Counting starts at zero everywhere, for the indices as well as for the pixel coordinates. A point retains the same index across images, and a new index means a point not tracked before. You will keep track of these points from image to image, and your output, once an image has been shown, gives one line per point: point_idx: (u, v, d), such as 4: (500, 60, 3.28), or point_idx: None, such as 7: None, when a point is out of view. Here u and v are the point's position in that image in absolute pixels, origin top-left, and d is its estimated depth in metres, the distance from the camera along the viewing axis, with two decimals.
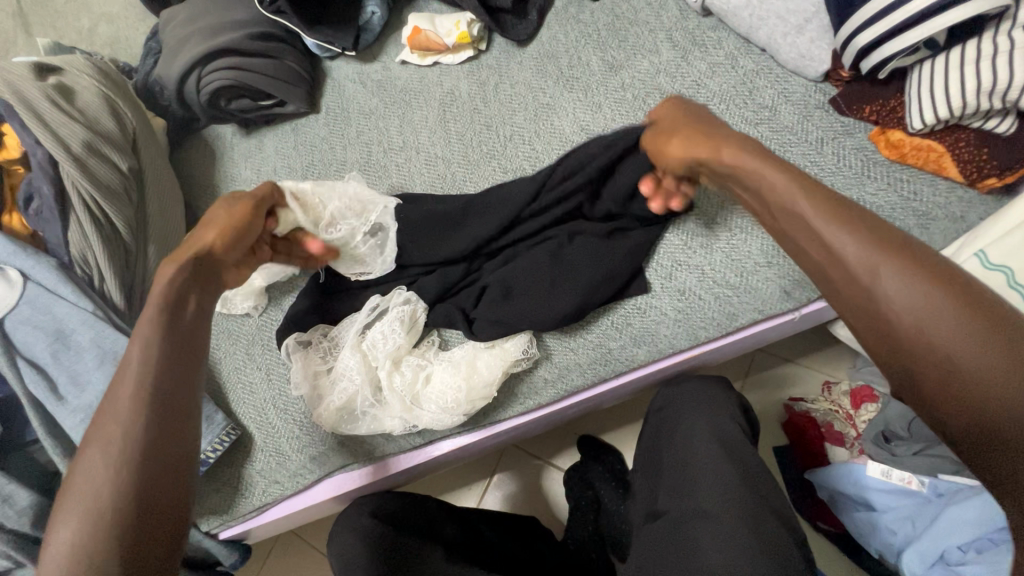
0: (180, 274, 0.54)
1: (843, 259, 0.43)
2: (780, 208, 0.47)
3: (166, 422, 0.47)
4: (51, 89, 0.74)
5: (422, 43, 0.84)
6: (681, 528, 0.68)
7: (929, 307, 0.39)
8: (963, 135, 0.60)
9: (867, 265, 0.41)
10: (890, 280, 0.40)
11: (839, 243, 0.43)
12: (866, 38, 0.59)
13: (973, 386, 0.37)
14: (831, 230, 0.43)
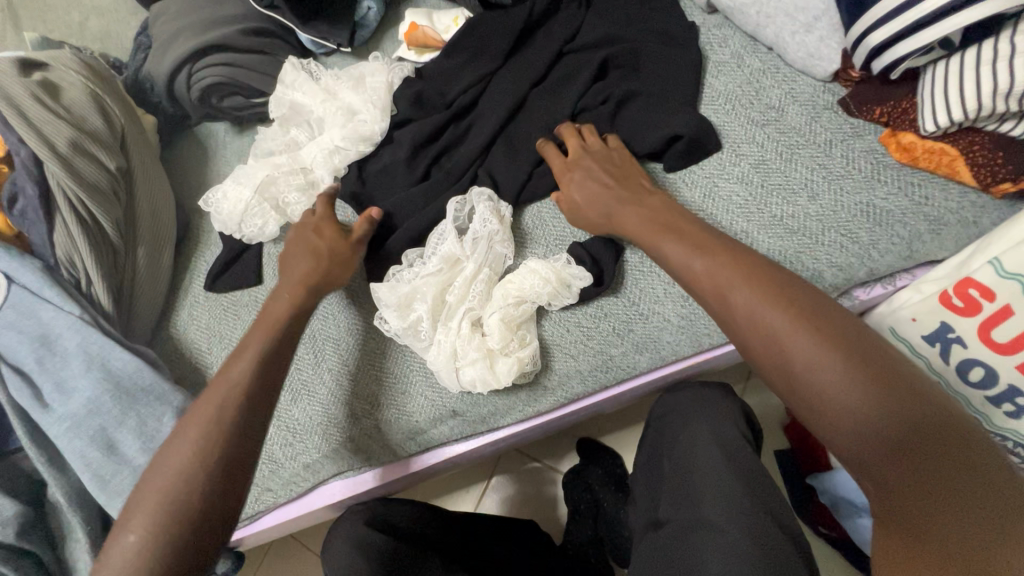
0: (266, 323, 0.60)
1: (771, 334, 0.44)
2: (720, 288, 0.49)
3: (232, 474, 0.50)
4: (35, 86, 0.72)
5: (420, 39, 0.83)
6: (683, 538, 0.67)
7: (838, 385, 0.41)
8: (977, 139, 0.58)
9: (786, 344, 0.43)
10: (818, 360, 0.42)
11: (765, 319, 0.45)
12: (878, 37, 0.57)
13: (899, 461, 0.38)
14: (762, 307, 0.46)
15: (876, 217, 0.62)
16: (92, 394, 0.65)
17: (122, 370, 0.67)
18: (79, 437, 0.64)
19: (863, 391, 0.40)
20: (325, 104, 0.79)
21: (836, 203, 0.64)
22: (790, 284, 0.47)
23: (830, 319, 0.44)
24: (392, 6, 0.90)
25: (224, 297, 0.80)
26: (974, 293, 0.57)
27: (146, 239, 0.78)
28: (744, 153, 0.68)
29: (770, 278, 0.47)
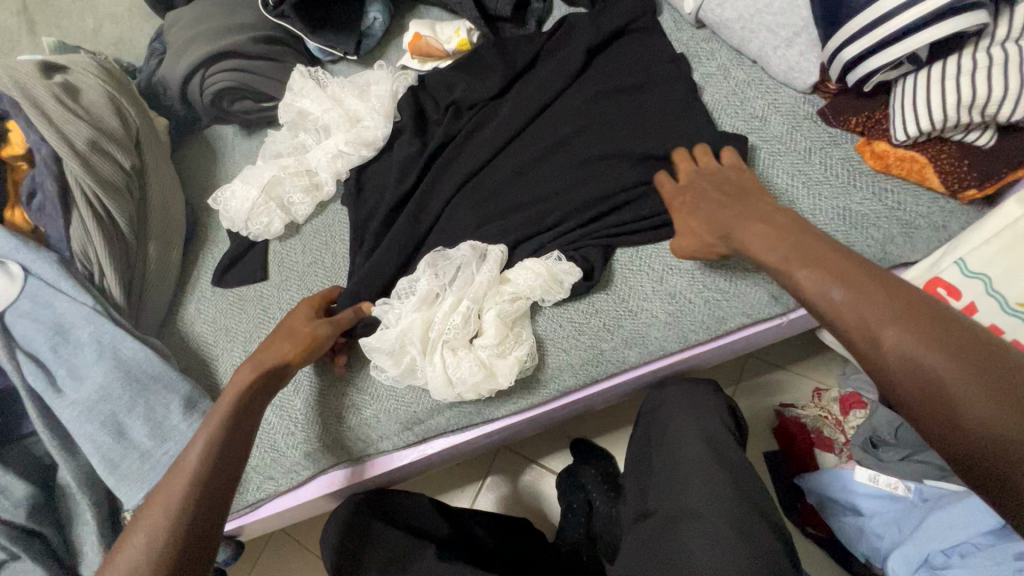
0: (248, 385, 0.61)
1: (936, 378, 0.43)
2: (868, 324, 0.46)
3: (203, 528, 0.53)
4: (56, 87, 0.75)
5: (423, 49, 0.87)
6: (669, 527, 0.70)
7: (1015, 434, 0.40)
8: (945, 148, 0.62)
9: (953, 388, 0.42)
10: (987, 406, 0.41)
11: (930, 363, 0.43)
12: (852, 51, 0.61)
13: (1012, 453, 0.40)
14: (925, 349, 0.44)
15: (852, 220, 0.66)
16: (103, 381, 0.67)
17: (133, 359, 0.70)
18: (90, 422, 0.66)
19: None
20: (331, 110, 0.83)
21: (815, 207, 0.67)
22: (945, 321, 0.45)
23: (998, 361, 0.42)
24: (396, 17, 0.95)
25: (231, 292, 0.83)
26: (941, 291, 0.60)
27: (157, 236, 0.82)
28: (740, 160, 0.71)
29: (929, 315, 0.45)
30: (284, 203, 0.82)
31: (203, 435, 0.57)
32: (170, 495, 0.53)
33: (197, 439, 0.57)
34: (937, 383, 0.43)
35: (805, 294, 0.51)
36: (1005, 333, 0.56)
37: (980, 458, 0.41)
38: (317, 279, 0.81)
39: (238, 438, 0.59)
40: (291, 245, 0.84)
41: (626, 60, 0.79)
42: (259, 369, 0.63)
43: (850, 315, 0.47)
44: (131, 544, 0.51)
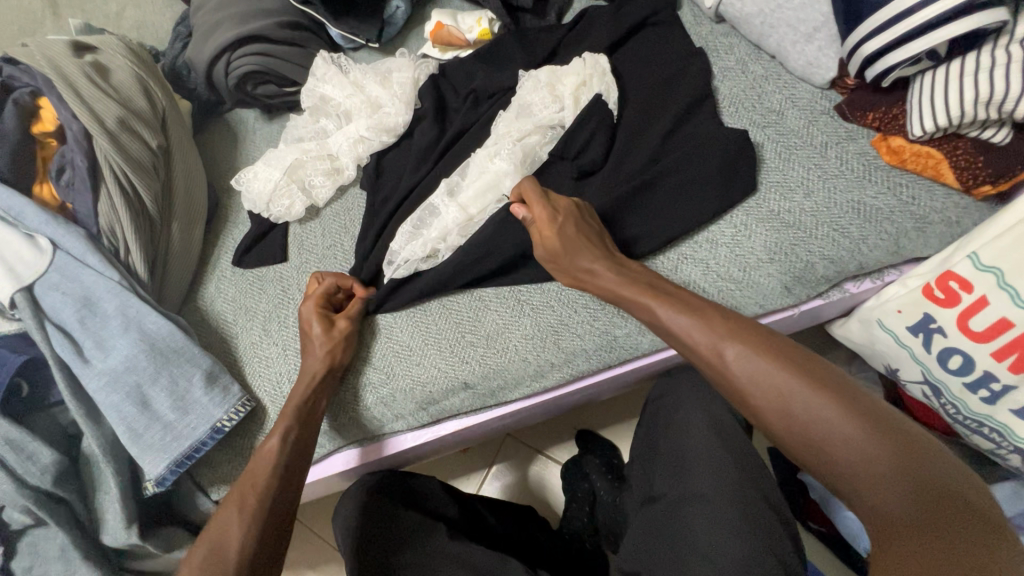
0: (301, 391, 0.69)
1: (776, 384, 0.52)
2: (714, 349, 0.56)
3: (285, 495, 0.63)
4: (87, 66, 0.77)
5: (445, 37, 0.88)
6: (676, 510, 0.71)
7: (839, 431, 0.48)
8: (960, 144, 0.63)
9: (791, 395, 0.51)
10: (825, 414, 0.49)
11: (769, 373, 0.52)
12: (872, 46, 0.62)
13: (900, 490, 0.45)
14: (758, 361, 0.53)
15: (866, 214, 0.67)
16: (128, 352, 0.69)
17: (157, 333, 0.71)
18: (114, 392, 0.68)
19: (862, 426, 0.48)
20: (352, 96, 0.84)
21: (829, 200, 0.68)
22: (765, 336, 0.56)
23: (818, 372, 0.52)
24: (417, 6, 0.96)
25: (250, 272, 0.85)
26: (953, 284, 0.61)
27: (180, 215, 0.83)
28: (761, 155, 0.72)
29: (753, 333, 0.56)
30: (305, 185, 0.83)
31: (278, 430, 0.66)
32: (257, 479, 0.63)
33: (273, 434, 0.66)
34: (783, 397, 0.51)
35: (669, 331, 0.60)
36: (1013, 326, 0.58)
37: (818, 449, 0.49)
38: (336, 262, 0.83)
39: (307, 424, 0.69)
40: (310, 227, 0.86)
41: (645, 53, 0.80)
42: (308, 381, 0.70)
43: (699, 340, 0.57)
44: (221, 521, 0.60)
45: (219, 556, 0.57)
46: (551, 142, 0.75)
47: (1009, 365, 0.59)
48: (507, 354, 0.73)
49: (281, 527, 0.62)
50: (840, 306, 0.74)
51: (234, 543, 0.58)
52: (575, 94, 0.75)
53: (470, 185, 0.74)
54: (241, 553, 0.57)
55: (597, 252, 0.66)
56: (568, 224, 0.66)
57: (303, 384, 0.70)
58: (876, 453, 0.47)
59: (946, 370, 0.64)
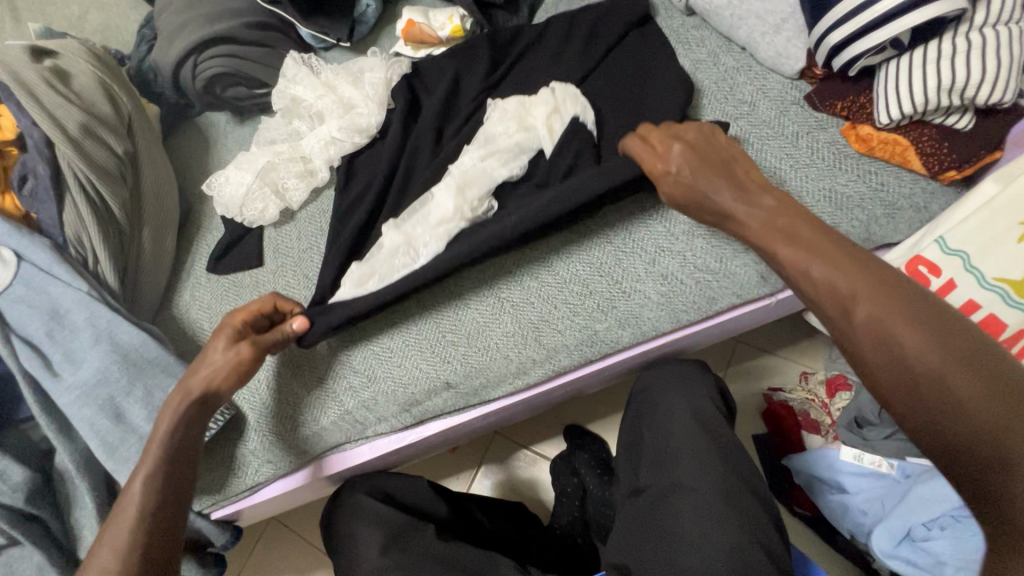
0: (170, 424, 0.62)
1: (899, 339, 0.43)
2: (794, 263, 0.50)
3: (162, 530, 0.56)
4: (46, 72, 0.75)
5: (416, 35, 0.87)
6: (660, 502, 0.71)
7: (923, 353, 0.42)
8: (925, 131, 0.64)
9: (922, 352, 0.42)
10: (910, 335, 0.43)
11: (900, 325, 0.43)
12: (838, 36, 0.63)
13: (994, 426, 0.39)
14: (893, 308, 0.44)
15: (838, 202, 0.68)
16: (100, 364, 0.68)
17: (129, 343, 0.70)
18: (87, 405, 0.67)
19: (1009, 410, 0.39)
20: (324, 96, 0.83)
21: (802, 188, 0.69)
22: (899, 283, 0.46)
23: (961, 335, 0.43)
24: (388, 4, 0.95)
25: (226, 278, 0.84)
26: (922, 269, 0.61)
27: (151, 221, 0.81)
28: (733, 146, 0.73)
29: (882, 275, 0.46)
30: (278, 188, 0.81)
31: (140, 471, 0.59)
32: (123, 533, 0.55)
33: (137, 474, 0.59)
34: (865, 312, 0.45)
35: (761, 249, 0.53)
36: (981, 307, 0.59)
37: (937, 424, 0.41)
38: (314, 265, 0.81)
39: (184, 451, 0.62)
40: (286, 231, 0.84)
41: (617, 46, 0.80)
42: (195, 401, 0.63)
43: (817, 279, 0.48)
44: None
45: None
46: (507, 165, 0.73)
47: None
48: (488, 352, 0.73)
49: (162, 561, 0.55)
50: None
51: None
52: (548, 123, 0.73)
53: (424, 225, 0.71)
54: None
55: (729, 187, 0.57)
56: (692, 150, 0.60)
57: (173, 411, 0.63)
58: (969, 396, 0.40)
59: None
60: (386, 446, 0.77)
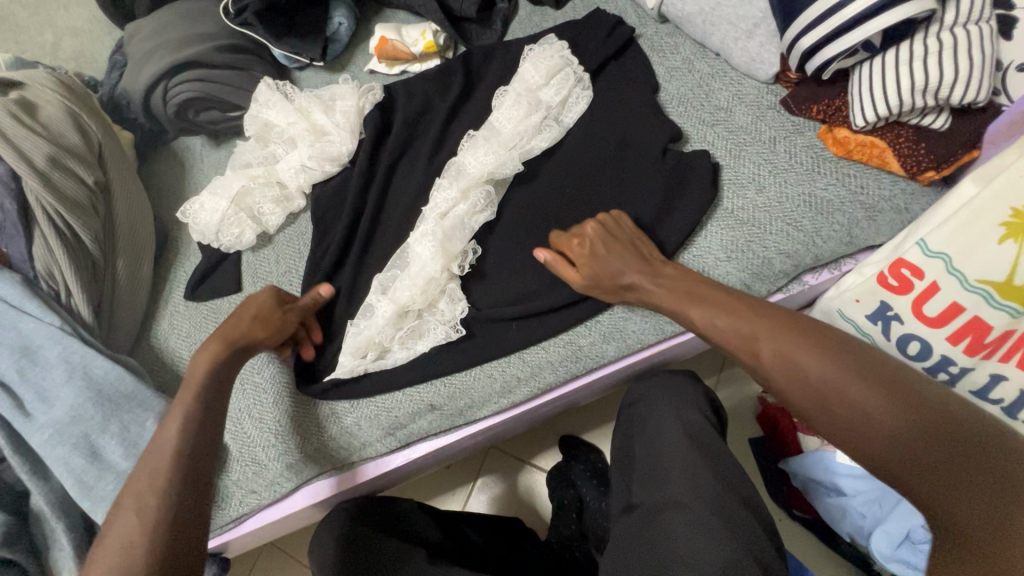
0: (206, 363, 0.62)
1: (817, 384, 0.48)
2: (751, 342, 0.53)
3: (196, 473, 0.54)
4: (12, 104, 0.74)
5: (390, 52, 0.86)
6: (653, 519, 0.70)
7: (880, 420, 0.44)
8: (903, 132, 0.63)
9: (844, 389, 0.46)
10: (871, 404, 0.45)
11: (810, 373, 0.48)
12: (809, 41, 0.62)
13: (966, 487, 0.39)
14: (798, 356, 0.50)
15: (817, 207, 0.67)
16: (74, 402, 0.66)
17: (104, 378, 0.68)
18: (61, 445, 0.65)
19: (925, 438, 0.41)
20: (298, 119, 0.82)
21: (782, 194, 0.68)
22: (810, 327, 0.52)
23: (881, 370, 0.47)
24: (361, 22, 0.94)
25: (204, 304, 0.82)
26: (905, 272, 0.60)
27: (126, 251, 0.80)
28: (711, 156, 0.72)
29: (788, 324, 0.53)
30: (254, 213, 0.81)
31: (176, 413, 0.57)
32: (154, 474, 0.52)
33: (170, 416, 0.57)
34: (816, 382, 0.48)
35: (704, 327, 0.58)
36: (963, 311, 0.58)
37: (875, 461, 0.44)
38: (293, 289, 0.80)
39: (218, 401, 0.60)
40: (264, 254, 0.83)
41: (591, 56, 0.79)
42: (226, 343, 0.64)
43: (734, 336, 0.55)
44: (118, 527, 0.49)
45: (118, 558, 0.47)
46: (482, 208, 0.72)
47: (964, 348, 0.59)
48: (472, 372, 0.72)
49: (198, 507, 0.52)
50: (802, 297, 0.75)
51: (139, 538, 0.48)
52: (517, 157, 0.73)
53: (405, 279, 0.70)
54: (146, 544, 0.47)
55: (640, 265, 0.64)
56: (600, 245, 0.66)
57: (212, 351, 0.63)
58: (926, 460, 0.41)
59: (906, 357, 0.63)
60: (369, 472, 0.75)
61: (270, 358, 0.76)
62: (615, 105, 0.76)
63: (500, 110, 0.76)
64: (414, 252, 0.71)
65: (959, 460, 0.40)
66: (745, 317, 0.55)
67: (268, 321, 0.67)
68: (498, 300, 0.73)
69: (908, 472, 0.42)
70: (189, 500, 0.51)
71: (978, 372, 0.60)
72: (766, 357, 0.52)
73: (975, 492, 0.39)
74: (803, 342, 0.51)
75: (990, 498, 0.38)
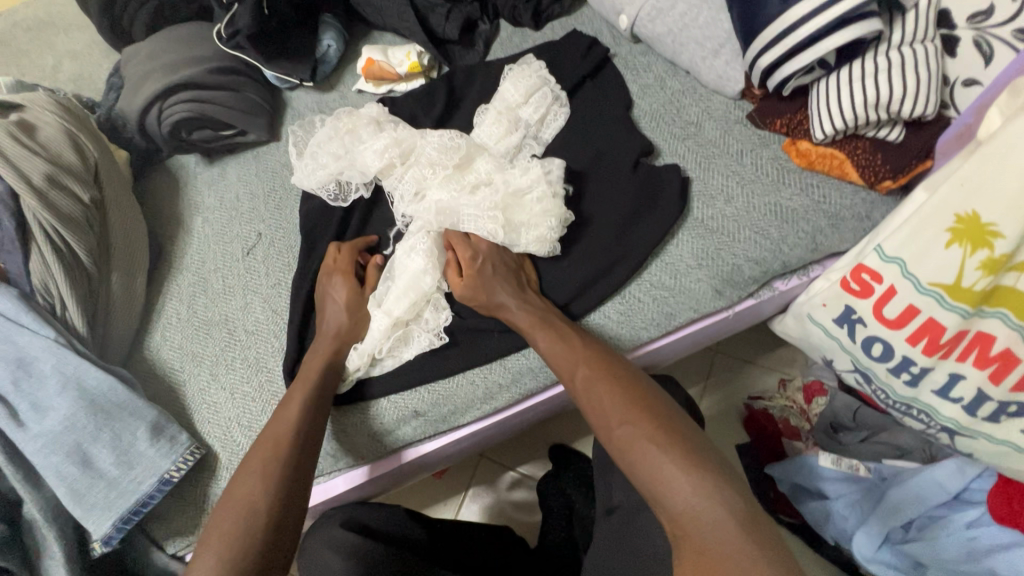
0: (322, 358, 0.70)
1: (612, 413, 0.55)
2: (570, 371, 0.61)
3: (298, 467, 0.61)
4: (12, 126, 0.77)
5: (376, 73, 0.90)
6: (633, 521, 0.71)
7: (648, 451, 0.51)
8: (860, 144, 0.67)
9: (622, 422, 0.54)
10: (644, 434, 0.52)
11: (608, 404, 0.56)
12: (768, 59, 0.66)
13: (706, 510, 0.47)
14: (602, 387, 0.57)
15: (783, 215, 0.70)
16: (67, 412, 0.68)
17: (97, 388, 0.70)
18: (53, 454, 0.67)
19: (682, 465, 0.50)
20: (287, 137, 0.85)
21: (748, 204, 0.72)
22: (616, 369, 0.60)
23: (663, 412, 0.55)
24: (350, 45, 0.99)
25: (196, 317, 0.85)
26: (865, 276, 0.63)
27: (120, 265, 0.83)
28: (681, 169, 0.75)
29: (603, 362, 0.60)
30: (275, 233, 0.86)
31: (294, 402, 0.66)
32: (261, 464, 0.60)
33: (290, 403, 0.66)
34: (608, 415, 0.56)
35: (539, 352, 0.65)
36: (920, 313, 0.60)
37: (650, 485, 0.51)
38: (282, 300, 0.83)
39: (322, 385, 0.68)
40: (255, 268, 0.86)
41: (567, 75, 0.83)
42: (336, 335, 0.72)
43: (562, 365, 0.62)
44: (240, 498, 0.58)
45: (234, 531, 0.55)
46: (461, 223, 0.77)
47: (923, 349, 0.62)
48: (455, 378, 0.74)
49: (295, 496, 0.60)
50: (775, 302, 0.77)
51: (257, 512, 0.57)
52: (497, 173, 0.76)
53: (393, 290, 0.73)
54: (256, 526, 0.56)
55: (514, 290, 0.69)
56: (486, 264, 0.71)
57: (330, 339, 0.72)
58: (682, 489, 0.49)
59: (871, 358, 0.67)
60: (354, 480, 0.77)
61: (257, 374, 0.79)
62: (590, 121, 0.80)
63: (481, 128, 0.79)
64: (401, 263, 0.74)
65: (702, 492, 0.48)
66: (570, 350, 0.62)
67: (349, 281, 0.75)
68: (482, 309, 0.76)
69: (663, 497, 0.50)
70: (282, 499, 0.58)
71: (938, 372, 0.63)
72: (578, 386, 0.60)
73: (711, 519, 0.47)
74: (608, 378, 0.58)
75: (716, 525, 0.46)
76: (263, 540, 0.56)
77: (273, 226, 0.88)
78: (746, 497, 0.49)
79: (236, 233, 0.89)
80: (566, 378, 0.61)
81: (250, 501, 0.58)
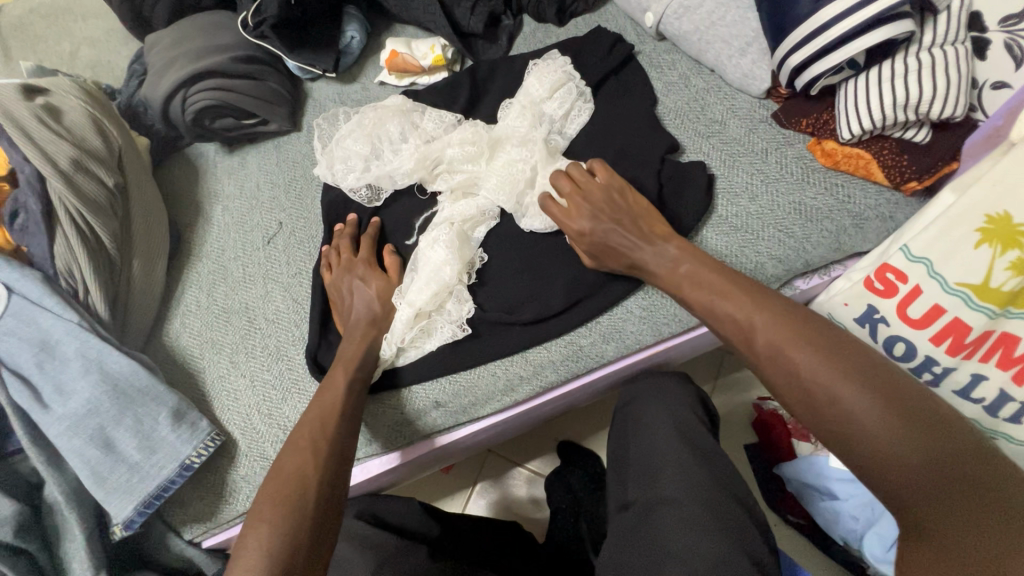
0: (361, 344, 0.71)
1: (808, 378, 0.47)
2: (743, 330, 0.52)
3: (345, 444, 0.62)
4: (38, 109, 0.77)
5: (399, 65, 0.90)
6: (649, 516, 0.71)
7: (864, 423, 0.43)
8: (887, 144, 0.67)
9: (825, 387, 0.46)
10: (851, 402, 0.44)
11: (802, 369, 0.47)
12: (798, 59, 0.66)
13: (942, 487, 0.40)
14: (795, 350, 0.48)
15: (807, 214, 0.71)
16: (91, 395, 0.68)
17: (120, 373, 0.70)
18: (77, 436, 0.67)
19: (910, 437, 0.42)
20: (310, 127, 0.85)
21: (773, 202, 0.72)
22: (812, 325, 0.50)
23: (876, 373, 0.45)
24: (372, 37, 0.99)
25: (216, 304, 0.85)
26: (890, 275, 0.64)
27: (141, 251, 0.83)
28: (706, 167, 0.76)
29: (791, 319, 0.50)
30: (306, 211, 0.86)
31: (339, 383, 0.66)
32: (308, 440, 0.61)
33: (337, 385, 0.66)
34: (801, 379, 0.47)
35: (699, 309, 0.58)
36: (945, 312, 0.61)
37: (863, 461, 0.44)
38: (303, 288, 0.83)
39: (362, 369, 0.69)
40: (275, 256, 0.86)
41: (592, 71, 0.83)
42: (374, 325, 0.73)
43: (729, 322, 0.54)
44: (288, 470, 0.58)
45: (285, 501, 0.54)
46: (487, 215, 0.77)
47: (946, 348, 0.62)
48: (475, 370, 0.74)
49: (342, 472, 0.59)
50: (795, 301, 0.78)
51: (307, 483, 0.56)
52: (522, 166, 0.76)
53: (417, 281, 0.72)
54: (307, 496, 0.55)
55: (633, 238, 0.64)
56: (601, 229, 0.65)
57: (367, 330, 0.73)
58: (909, 465, 0.41)
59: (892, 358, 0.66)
60: (373, 470, 0.77)
61: (278, 363, 0.79)
62: (615, 116, 0.80)
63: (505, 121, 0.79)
64: (426, 255, 0.74)
65: (938, 468, 0.40)
66: (739, 305, 0.53)
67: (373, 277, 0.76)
68: (503, 302, 0.76)
69: (881, 479, 0.43)
70: (332, 474, 0.58)
71: (960, 372, 0.63)
72: (753, 345, 0.51)
73: (950, 498, 0.40)
74: (795, 336, 0.49)
75: (959, 505, 0.39)
76: (319, 509, 0.55)
77: (294, 216, 0.88)
78: (1002, 468, 0.40)
79: (257, 222, 0.89)
80: (736, 334, 0.53)
81: (301, 473, 0.57)
